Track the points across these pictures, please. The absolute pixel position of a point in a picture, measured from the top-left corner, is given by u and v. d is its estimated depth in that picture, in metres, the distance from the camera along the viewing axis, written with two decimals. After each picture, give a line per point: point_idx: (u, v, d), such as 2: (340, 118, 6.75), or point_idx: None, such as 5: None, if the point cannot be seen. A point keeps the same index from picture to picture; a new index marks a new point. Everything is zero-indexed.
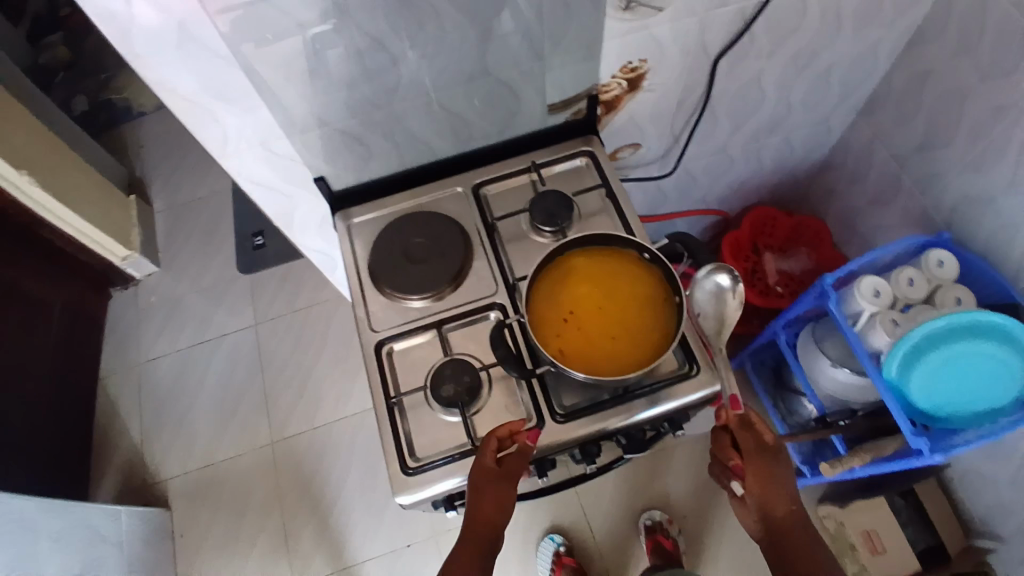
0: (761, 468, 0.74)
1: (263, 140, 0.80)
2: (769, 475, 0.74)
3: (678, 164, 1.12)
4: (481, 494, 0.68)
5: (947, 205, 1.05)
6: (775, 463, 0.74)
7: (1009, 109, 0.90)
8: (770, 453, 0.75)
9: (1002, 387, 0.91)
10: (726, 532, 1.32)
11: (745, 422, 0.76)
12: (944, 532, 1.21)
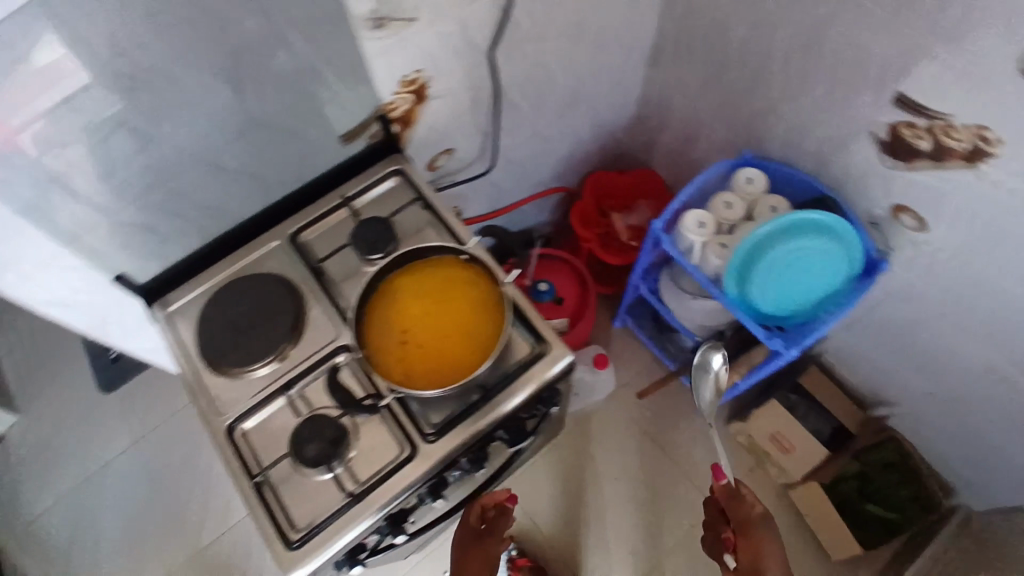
0: (751, 536, 0.92)
1: (55, 256, 0.76)
2: (757, 540, 0.91)
3: (499, 155, 1.15)
4: (467, 552, 0.88)
5: (741, 125, 1.14)
6: (759, 530, 0.92)
7: (759, 28, 0.99)
8: (758, 521, 0.92)
9: (830, 273, 1.01)
10: (661, 482, 1.37)
11: (735, 501, 0.95)
12: (840, 413, 1.31)
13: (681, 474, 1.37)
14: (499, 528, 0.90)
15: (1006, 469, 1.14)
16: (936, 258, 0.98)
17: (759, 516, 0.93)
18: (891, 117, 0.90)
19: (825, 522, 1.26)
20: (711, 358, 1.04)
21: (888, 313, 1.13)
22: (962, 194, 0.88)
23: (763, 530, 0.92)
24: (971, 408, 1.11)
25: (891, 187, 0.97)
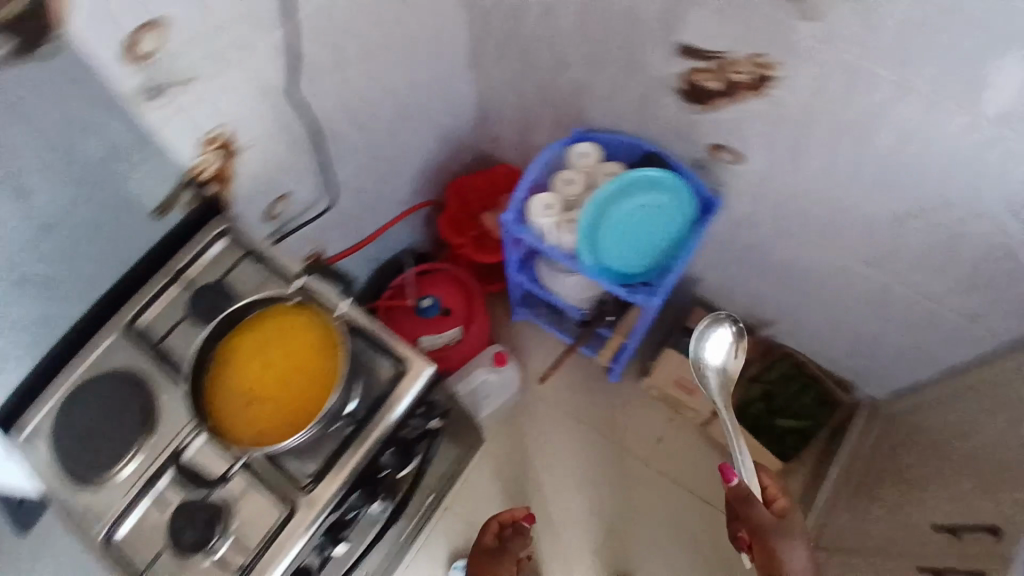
0: (763, 542, 0.88)
1: None
2: (771, 547, 0.88)
3: (340, 186, 1.15)
4: (483, 561, 1.19)
5: (564, 105, 1.19)
6: (773, 539, 0.88)
7: (547, 11, 1.03)
8: (770, 529, 0.88)
9: (671, 221, 1.08)
10: (619, 470, 1.41)
11: (745, 507, 0.88)
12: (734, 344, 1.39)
13: (637, 458, 1.42)
14: (512, 542, 1.20)
15: (879, 355, 1.24)
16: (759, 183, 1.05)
17: (771, 526, 0.88)
18: (681, 67, 0.96)
19: None
20: (719, 332, 1.11)
21: (742, 241, 1.20)
22: (760, 122, 0.95)
23: (776, 538, 0.88)
24: (834, 307, 1.20)
25: (702, 130, 1.03)
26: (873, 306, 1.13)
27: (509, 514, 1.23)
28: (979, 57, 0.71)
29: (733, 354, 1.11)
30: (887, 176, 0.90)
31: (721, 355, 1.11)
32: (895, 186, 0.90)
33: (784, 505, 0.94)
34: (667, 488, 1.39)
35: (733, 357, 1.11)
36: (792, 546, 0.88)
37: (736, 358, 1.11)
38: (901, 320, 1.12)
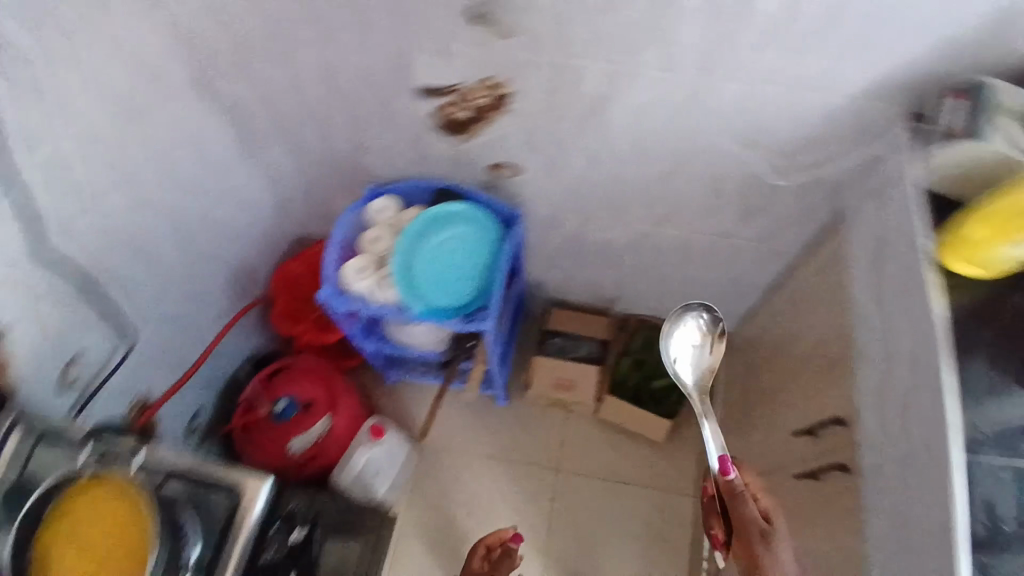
0: (750, 548, 0.80)
1: None
2: (757, 553, 0.78)
3: (137, 323, 1.07)
4: None
5: (349, 169, 1.19)
6: (760, 545, 0.78)
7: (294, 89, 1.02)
8: (756, 532, 0.79)
9: (478, 244, 1.12)
10: (548, 489, 1.42)
11: (739, 506, 0.81)
12: (593, 331, 1.44)
13: (565, 472, 1.43)
14: (500, 565, 1.22)
15: (714, 298, 1.34)
16: (547, 181, 1.10)
17: (758, 528, 0.79)
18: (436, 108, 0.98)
19: (634, 420, 1.42)
20: (689, 323, 1.01)
21: (560, 234, 1.25)
22: (523, 135, 1.00)
23: (762, 545, 0.78)
24: (661, 266, 1.27)
25: (479, 156, 1.07)
26: (686, 258, 1.22)
27: (495, 535, 1.24)
28: (665, 32, 0.77)
29: (705, 350, 1.00)
30: (642, 148, 0.96)
31: (692, 350, 1.00)
32: (652, 152, 0.96)
33: (770, 509, 0.83)
34: (607, 491, 1.41)
35: (705, 352, 1.00)
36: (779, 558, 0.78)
37: (710, 353, 1.00)
38: (715, 260, 1.21)
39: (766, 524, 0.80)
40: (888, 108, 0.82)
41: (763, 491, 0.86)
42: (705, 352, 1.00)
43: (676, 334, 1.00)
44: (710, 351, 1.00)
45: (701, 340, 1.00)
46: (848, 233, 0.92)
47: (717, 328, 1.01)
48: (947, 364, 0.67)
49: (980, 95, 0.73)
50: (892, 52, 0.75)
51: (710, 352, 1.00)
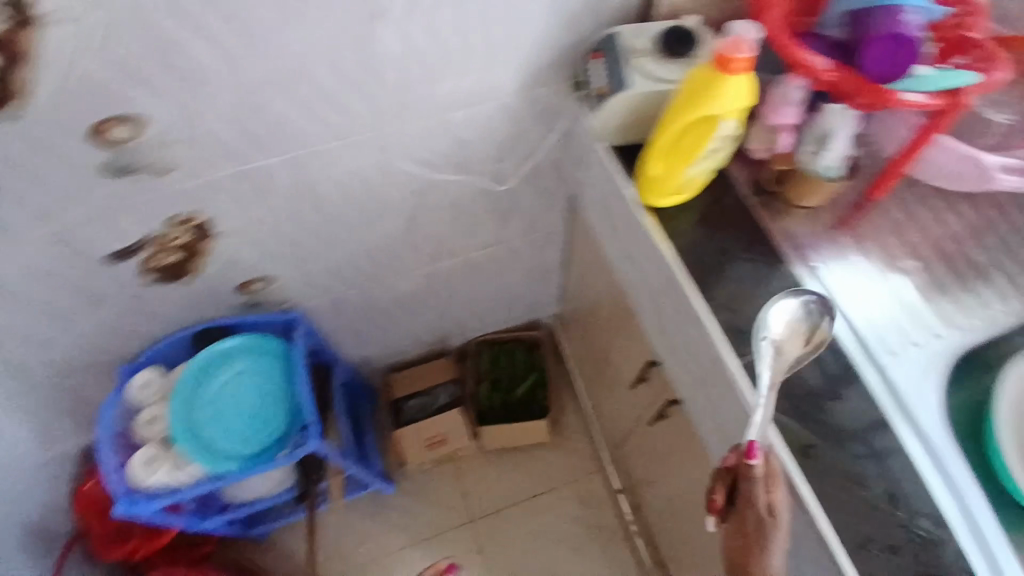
0: (743, 537, 0.59)
1: None
2: (749, 543, 0.59)
3: None
4: None
5: (98, 356, 1.04)
6: (755, 538, 0.58)
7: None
8: (751, 521, 0.58)
9: (260, 370, 1.08)
10: (479, 536, 1.38)
11: (744, 499, 0.58)
12: (441, 375, 1.41)
13: (486, 512, 1.40)
14: None
15: (532, 294, 1.37)
16: (312, 272, 1.07)
17: (756, 517, 0.58)
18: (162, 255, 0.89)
19: (519, 436, 1.39)
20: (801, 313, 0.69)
21: (353, 310, 1.20)
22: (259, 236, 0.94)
23: (760, 542, 0.58)
24: (462, 293, 1.27)
25: (229, 275, 1.00)
26: (478, 275, 1.23)
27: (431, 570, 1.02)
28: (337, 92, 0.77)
29: (802, 345, 0.68)
30: (379, 203, 0.97)
31: (787, 347, 0.67)
32: (381, 199, 0.96)
33: (780, 501, 0.58)
34: (532, 505, 1.40)
35: (796, 352, 0.67)
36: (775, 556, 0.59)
37: (799, 350, 0.68)
38: (504, 265, 1.23)
39: (770, 516, 0.58)
40: (552, 91, 0.88)
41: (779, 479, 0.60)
42: (802, 347, 0.68)
43: (775, 310, 0.69)
44: (802, 349, 0.67)
45: (799, 336, 0.69)
46: (585, 200, 0.98)
47: (822, 318, 0.69)
48: (690, 290, 0.74)
49: (611, 48, 0.76)
50: (526, 46, 0.81)
51: (806, 353, 0.69)
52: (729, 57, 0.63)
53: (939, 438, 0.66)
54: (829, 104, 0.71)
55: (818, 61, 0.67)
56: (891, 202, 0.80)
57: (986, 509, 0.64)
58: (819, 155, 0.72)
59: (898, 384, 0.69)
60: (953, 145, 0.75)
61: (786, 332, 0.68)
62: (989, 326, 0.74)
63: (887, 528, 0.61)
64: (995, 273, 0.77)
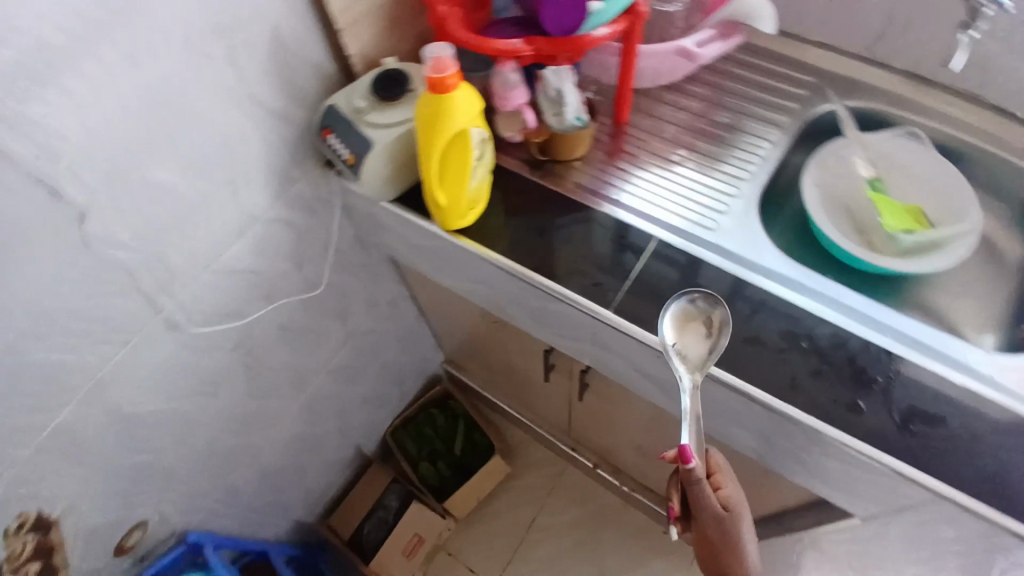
0: (707, 535, 0.68)
1: None
2: (717, 536, 0.68)
3: None
4: None
5: None
6: (717, 534, 0.67)
7: None
8: (711, 520, 0.66)
9: None
10: None
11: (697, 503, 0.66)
12: (376, 484, 1.32)
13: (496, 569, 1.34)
14: None
15: (416, 360, 1.34)
16: (185, 482, 0.95)
17: (714, 514, 0.66)
18: None
19: (480, 486, 1.35)
20: (695, 311, 0.68)
21: (254, 487, 1.09)
22: (104, 490, 0.82)
23: (725, 536, 0.67)
24: (349, 402, 1.20)
25: (100, 546, 0.86)
26: (355, 378, 1.17)
27: None
28: (89, 304, 0.69)
29: (705, 335, 0.67)
30: (208, 374, 0.89)
31: (696, 347, 0.67)
32: (203, 372, 0.87)
33: (729, 494, 0.67)
34: (532, 535, 1.37)
35: (708, 347, 0.67)
36: (741, 541, 0.68)
37: (713, 345, 0.67)
38: (371, 352, 1.17)
39: (726, 509, 0.66)
40: (309, 183, 0.86)
41: (725, 476, 0.68)
42: (706, 336, 0.67)
43: (670, 319, 0.68)
44: (712, 340, 0.67)
45: (699, 329, 0.68)
46: (402, 256, 0.96)
47: (710, 303, 0.69)
48: (532, 276, 0.75)
49: (336, 119, 0.76)
50: (258, 157, 0.78)
51: (712, 343, 0.67)
52: (440, 79, 0.65)
53: (786, 266, 0.74)
54: (543, 70, 0.79)
55: (509, 48, 0.72)
56: (639, 112, 0.89)
57: (855, 294, 0.71)
58: (562, 113, 0.79)
59: (737, 250, 0.75)
60: (654, 48, 0.80)
61: (683, 330, 0.68)
62: (769, 162, 0.83)
63: (805, 361, 0.66)
64: (744, 120, 0.87)
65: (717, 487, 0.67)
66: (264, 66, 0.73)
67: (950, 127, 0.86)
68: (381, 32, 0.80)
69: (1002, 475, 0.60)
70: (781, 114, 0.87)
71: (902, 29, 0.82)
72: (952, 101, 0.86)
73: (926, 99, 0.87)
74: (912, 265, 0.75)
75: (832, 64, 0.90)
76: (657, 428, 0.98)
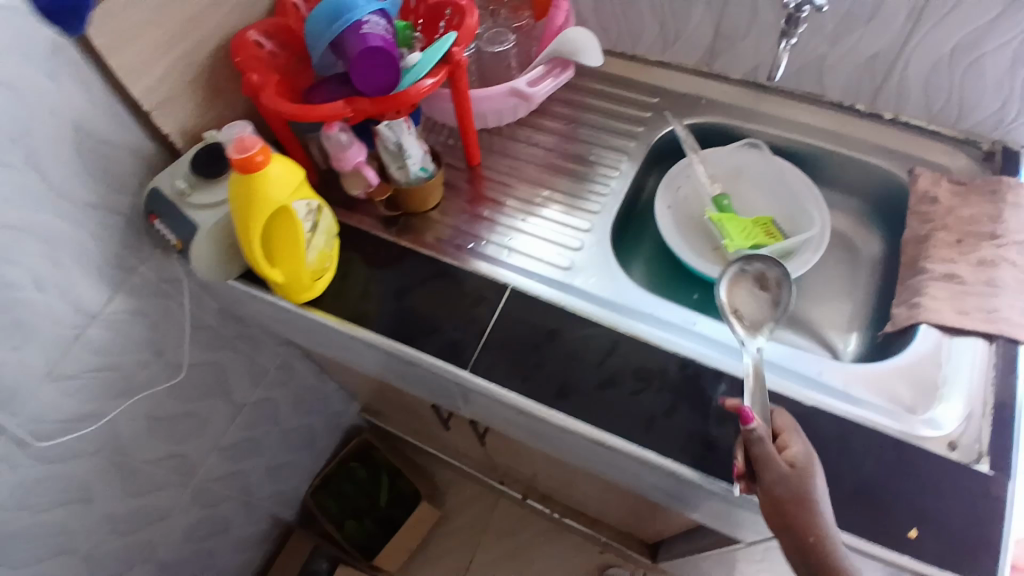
0: (776, 502, 0.55)
1: None
2: (783, 502, 0.55)
3: None
4: None
5: None
6: (785, 494, 0.55)
7: None
8: (776, 476, 0.56)
9: None
10: None
11: (762, 460, 0.57)
12: (299, 554, 1.27)
13: None
14: None
15: (326, 416, 1.29)
16: None
17: (775, 467, 0.56)
18: None
19: (412, 538, 1.29)
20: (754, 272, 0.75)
21: None
22: None
23: (793, 498, 0.54)
24: (254, 474, 1.15)
25: None
26: (257, 449, 1.13)
27: None
28: None
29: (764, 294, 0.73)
30: (74, 482, 0.83)
31: (761, 304, 0.72)
32: (66, 481, 0.82)
33: (799, 453, 0.57)
34: None
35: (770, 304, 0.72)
36: (819, 511, 0.54)
37: (774, 301, 0.72)
38: (268, 421, 1.13)
39: (793, 465, 0.56)
40: (153, 267, 0.81)
41: (794, 435, 0.59)
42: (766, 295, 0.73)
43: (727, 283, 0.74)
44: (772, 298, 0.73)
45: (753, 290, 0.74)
46: (269, 324, 0.92)
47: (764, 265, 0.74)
48: (386, 341, 0.71)
49: (159, 204, 0.72)
50: (86, 255, 0.73)
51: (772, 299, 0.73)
52: (245, 159, 0.61)
53: (640, 302, 0.74)
54: (377, 126, 0.74)
55: (328, 108, 0.69)
56: (485, 154, 0.88)
57: (709, 321, 0.73)
58: (406, 166, 0.77)
59: (593, 291, 0.75)
60: (487, 92, 0.79)
61: (741, 295, 0.73)
62: (620, 192, 0.83)
63: (659, 399, 0.66)
64: (593, 151, 0.87)
65: (783, 447, 0.59)
66: (73, 161, 0.68)
67: (795, 135, 0.85)
68: (201, 106, 0.76)
69: (852, 492, 0.61)
70: (628, 140, 0.87)
71: (730, 42, 0.84)
72: (792, 107, 0.86)
73: (769, 108, 0.86)
74: None
75: (672, 80, 0.90)
76: (558, 464, 0.97)
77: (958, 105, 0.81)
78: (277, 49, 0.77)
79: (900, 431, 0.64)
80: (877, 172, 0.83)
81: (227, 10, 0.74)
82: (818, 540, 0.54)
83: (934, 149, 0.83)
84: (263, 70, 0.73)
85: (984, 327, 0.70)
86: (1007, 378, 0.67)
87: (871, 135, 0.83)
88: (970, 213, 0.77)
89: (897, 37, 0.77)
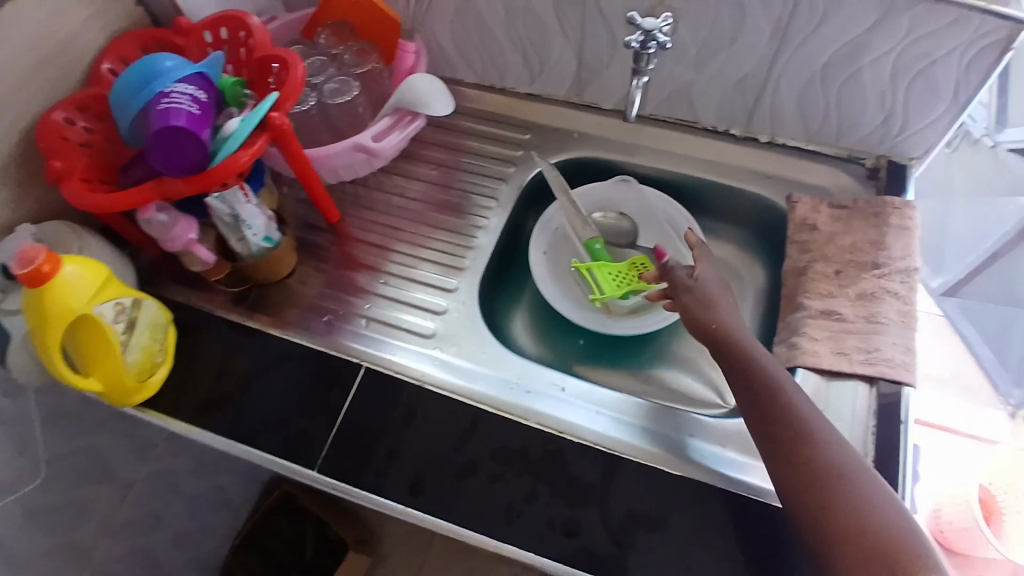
0: (690, 315, 0.64)
1: None
2: (695, 312, 0.64)
3: None
4: None
5: None
6: (693, 302, 0.64)
7: None
8: (685, 292, 0.66)
9: None
10: None
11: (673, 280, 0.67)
12: None
13: None
14: None
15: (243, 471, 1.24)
16: None
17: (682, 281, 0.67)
18: None
19: None
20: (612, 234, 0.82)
21: None
22: None
23: (700, 301, 0.64)
24: (161, 547, 1.10)
25: None
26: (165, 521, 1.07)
27: None
28: None
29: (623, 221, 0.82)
30: None
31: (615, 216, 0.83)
32: None
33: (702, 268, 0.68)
34: None
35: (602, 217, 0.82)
36: (726, 309, 0.64)
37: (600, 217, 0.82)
38: (169, 491, 1.08)
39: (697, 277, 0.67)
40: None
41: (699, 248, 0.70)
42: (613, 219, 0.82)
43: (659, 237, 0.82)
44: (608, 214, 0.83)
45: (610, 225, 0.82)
46: None
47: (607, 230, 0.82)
48: (230, 440, 0.66)
49: None
50: None
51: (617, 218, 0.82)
52: (32, 273, 0.55)
53: (504, 368, 0.70)
54: (206, 199, 0.65)
55: (134, 192, 0.62)
56: (347, 210, 0.81)
57: (577, 381, 0.69)
58: (246, 239, 0.70)
59: (455, 360, 0.71)
60: (330, 150, 0.72)
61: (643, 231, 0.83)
62: (490, 248, 0.79)
63: (521, 482, 0.62)
64: (460, 197, 0.82)
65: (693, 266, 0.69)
66: None
67: (669, 165, 0.81)
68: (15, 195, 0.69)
69: (715, 571, 0.58)
70: (498, 183, 0.82)
71: (595, 72, 0.79)
72: (663, 137, 0.82)
73: (640, 139, 0.82)
74: (653, 321, 0.76)
75: (546, 116, 0.85)
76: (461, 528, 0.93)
77: (836, 125, 0.76)
78: (93, 124, 0.70)
79: (770, 489, 0.61)
80: (757, 200, 0.80)
81: (25, 90, 0.66)
82: (724, 326, 0.62)
83: (812, 172, 0.79)
84: (71, 153, 0.67)
85: (864, 370, 0.66)
86: (888, 426, 0.64)
87: (744, 160, 0.80)
88: (852, 241, 0.73)
89: (760, 61, 0.71)
